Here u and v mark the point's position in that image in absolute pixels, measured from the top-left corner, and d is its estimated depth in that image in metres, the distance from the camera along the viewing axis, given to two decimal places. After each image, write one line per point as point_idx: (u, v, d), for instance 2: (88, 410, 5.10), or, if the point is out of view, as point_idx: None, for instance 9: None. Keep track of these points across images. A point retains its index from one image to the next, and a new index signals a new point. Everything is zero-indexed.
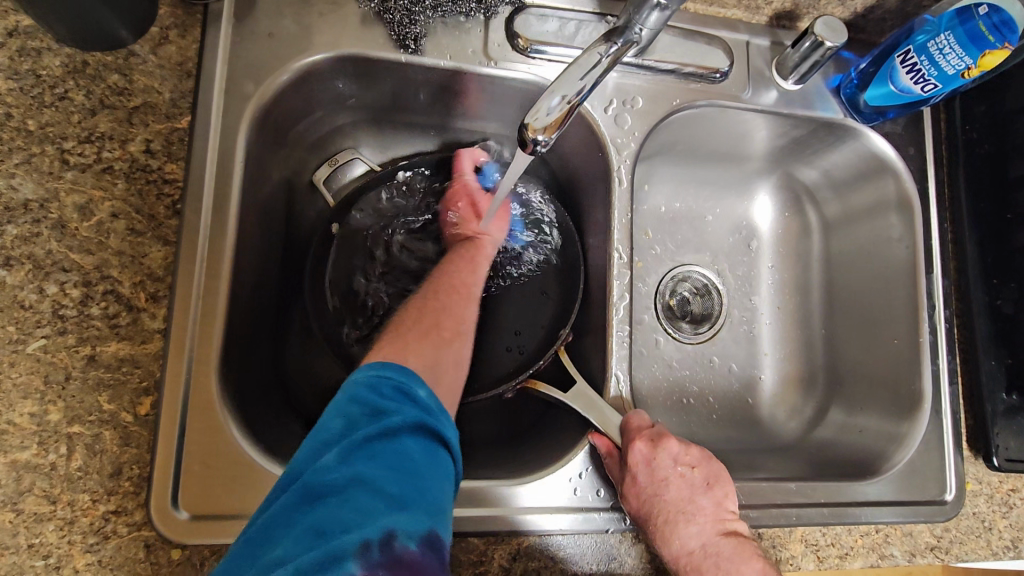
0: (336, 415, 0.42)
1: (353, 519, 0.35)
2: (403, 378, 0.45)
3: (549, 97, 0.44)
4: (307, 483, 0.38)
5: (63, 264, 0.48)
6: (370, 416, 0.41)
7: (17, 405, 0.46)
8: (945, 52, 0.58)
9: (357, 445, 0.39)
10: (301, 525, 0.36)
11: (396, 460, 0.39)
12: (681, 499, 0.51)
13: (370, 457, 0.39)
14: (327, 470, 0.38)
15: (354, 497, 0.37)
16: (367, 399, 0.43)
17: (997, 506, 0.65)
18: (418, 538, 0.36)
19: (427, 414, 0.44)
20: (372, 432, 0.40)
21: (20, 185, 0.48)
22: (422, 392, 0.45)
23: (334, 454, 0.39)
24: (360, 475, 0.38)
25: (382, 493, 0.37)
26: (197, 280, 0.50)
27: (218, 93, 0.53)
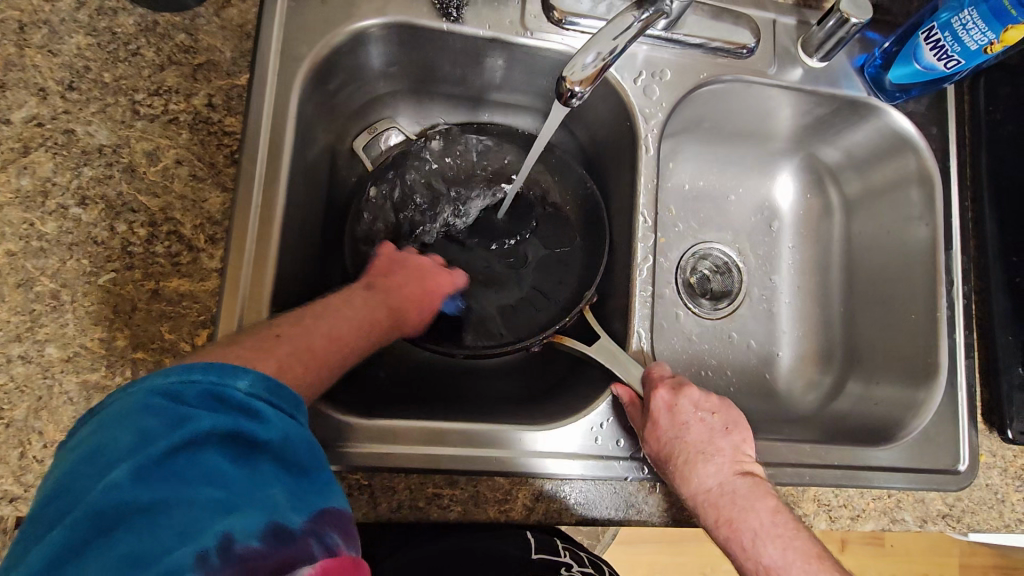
0: (123, 428, 0.33)
1: (168, 540, 0.29)
2: (211, 379, 0.37)
3: (584, 54, 0.47)
4: (88, 517, 0.29)
5: (131, 205, 0.52)
6: (160, 427, 0.33)
7: (89, 331, 0.50)
8: (968, 28, 0.60)
9: (153, 460, 0.31)
10: (86, 572, 0.28)
11: (205, 471, 0.32)
12: (701, 441, 0.53)
13: (172, 472, 0.31)
14: (114, 496, 0.30)
15: (155, 520, 0.29)
16: (160, 407, 0.34)
17: (1010, 480, 0.66)
18: (261, 533, 0.31)
19: (242, 410, 0.36)
20: (169, 445, 0.32)
21: (96, 132, 0.52)
22: (242, 382, 0.38)
23: (118, 474, 0.30)
24: (162, 495, 0.30)
25: (201, 504, 0.30)
26: (251, 225, 0.54)
27: (274, 54, 0.57)
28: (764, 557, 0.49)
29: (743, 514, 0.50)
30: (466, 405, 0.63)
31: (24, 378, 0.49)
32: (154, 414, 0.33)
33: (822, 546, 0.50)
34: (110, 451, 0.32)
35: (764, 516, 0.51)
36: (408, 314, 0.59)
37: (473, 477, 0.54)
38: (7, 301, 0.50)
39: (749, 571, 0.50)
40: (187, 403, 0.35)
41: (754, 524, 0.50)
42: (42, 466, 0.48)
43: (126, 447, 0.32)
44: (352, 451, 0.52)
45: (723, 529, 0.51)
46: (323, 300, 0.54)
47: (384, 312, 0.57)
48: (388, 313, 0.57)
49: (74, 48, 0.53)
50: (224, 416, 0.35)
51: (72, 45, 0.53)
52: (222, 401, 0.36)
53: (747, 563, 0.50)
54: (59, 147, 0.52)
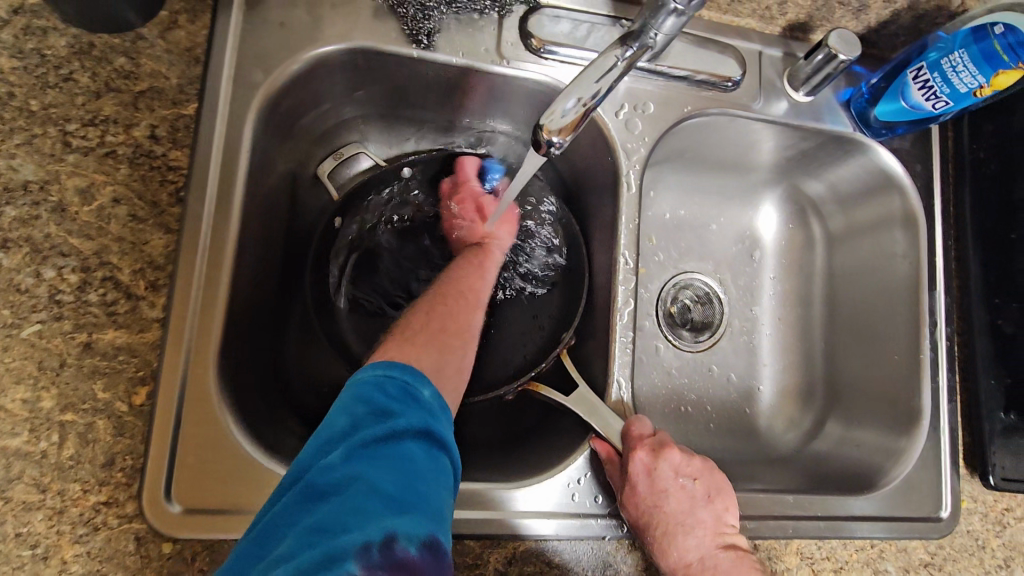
0: (341, 413, 0.42)
1: (350, 518, 0.34)
2: (407, 379, 0.44)
3: (565, 99, 0.44)
4: (310, 480, 0.37)
5: (62, 248, 0.47)
6: (372, 417, 0.41)
7: (8, 390, 0.45)
8: (958, 70, 0.58)
9: (362, 444, 0.39)
10: (305, 524, 0.35)
11: (396, 463, 0.39)
12: (681, 511, 0.51)
13: (370, 457, 0.38)
14: (330, 468, 0.38)
15: (354, 492, 0.36)
16: (374, 400, 0.42)
17: (990, 525, 0.65)
18: (419, 541, 0.34)
19: (431, 417, 0.43)
20: (376, 433, 0.40)
21: (21, 167, 0.47)
22: (428, 392, 0.45)
23: (338, 452, 0.39)
24: (362, 474, 0.37)
25: (384, 493, 0.36)
26: (198, 271, 0.49)
27: (227, 81, 0.52)
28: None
29: None
30: None
31: None
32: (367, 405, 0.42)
33: None
34: (335, 430, 0.41)
35: None
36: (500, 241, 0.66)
37: None
38: None
39: None
40: (391, 398, 0.43)
41: None
42: None
43: (346, 429, 0.40)
44: None
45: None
46: (450, 283, 0.61)
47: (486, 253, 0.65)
48: (495, 247, 0.66)
49: None
50: (416, 417, 0.42)
51: None
52: (417, 403, 0.43)
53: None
54: None
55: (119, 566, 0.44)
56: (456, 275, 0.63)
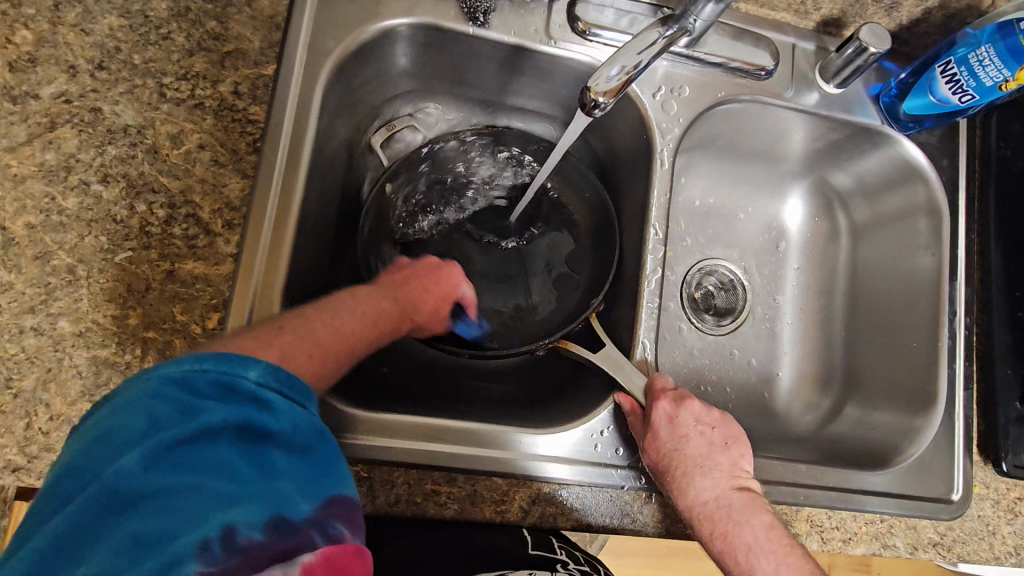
0: (135, 413, 0.35)
1: (174, 525, 0.31)
2: (222, 368, 0.39)
3: (609, 67, 0.48)
4: (105, 494, 0.32)
5: (152, 186, 0.53)
6: (175, 417, 0.35)
7: (102, 307, 0.51)
8: (984, 64, 0.61)
9: (167, 447, 0.34)
10: (105, 541, 0.30)
11: (213, 464, 0.34)
12: (700, 455, 0.54)
13: (180, 460, 0.33)
14: (129, 475, 0.32)
15: (165, 499, 0.32)
16: (174, 395, 0.36)
17: (1001, 512, 0.66)
18: (264, 525, 0.32)
19: (253, 401, 0.38)
20: (185, 433, 0.34)
21: (122, 112, 0.53)
22: (252, 375, 0.39)
23: (134, 457, 0.33)
24: (171, 479, 0.33)
25: (206, 494, 0.32)
26: (268, 215, 0.55)
27: (302, 47, 0.58)
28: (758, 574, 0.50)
29: (738, 527, 0.51)
30: (467, 407, 0.63)
31: (34, 350, 0.49)
32: (169, 404, 0.36)
33: (815, 565, 0.50)
34: (128, 433, 0.34)
35: (758, 531, 0.51)
36: (415, 314, 0.58)
37: (471, 476, 0.55)
38: (23, 273, 0.50)
39: None
40: (203, 396, 0.37)
41: (748, 539, 0.51)
42: (46, 437, 0.48)
43: (141, 431, 0.35)
44: (353, 444, 0.53)
45: (718, 543, 0.51)
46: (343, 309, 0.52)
47: (399, 302, 0.57)
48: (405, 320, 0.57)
49: (107, 29, 0.54)
50: (236, 407, 0.37)
51: (105, 26, 0.54)
52: (233, 391, 0.38)
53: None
54: (85, 125, 0.52)
55: None
56: (353, 294, 0.55)
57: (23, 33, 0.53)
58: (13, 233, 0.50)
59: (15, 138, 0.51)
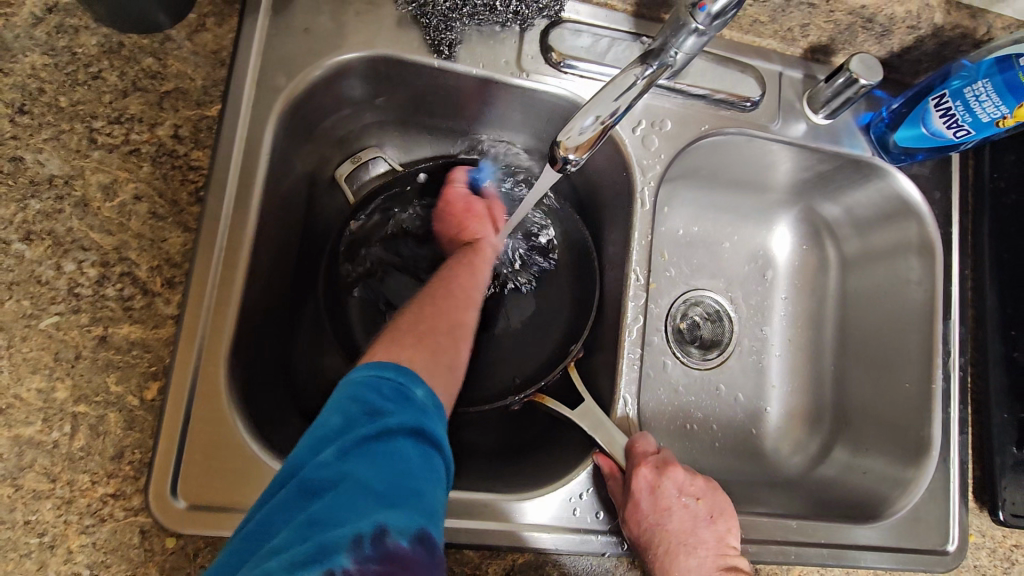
0: (332, 411, 0.41)
1: (344, 519, 0.34)
2: (397, 380, 0.43)
3: (583, 117, 0.44)
4: (301, 478, 0.37)
5: (83, 242, 0.48)
6: (363, 416, 0.40)
7: (25, 380, 0.46)
8: (981, 99, 0.57)
9: (352, 444, 0.38)
10: (296, 520, 0.35)
11: (386, 464, 0.37)
12: (684, 530, 0.51)
13: (360, 456, 0.37)
14: (321, 465, 0.37)
15: (343, 491, 0.35)
16: (367, 397, 0.41)
17: (999, 561, 0.63)
18: (411, 536, 0.34)
19: (425, 415, 0.42)
20: (369, 431, 0.39)
21: (47, 161, 0.48)
22: (420, 391, 0.43)
23: (329, 450, 0.38)
24: (352, 472, 0.36)
25: (374, 491, 0.36)
26: (213, 271, 0.50)
27: (250, 85, 0.53)
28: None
29: None
30: None
31: None
32: (359, 407, 0.40)
33: None
34: (329, 427, 0.40)
35: None
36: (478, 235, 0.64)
37: (440, 549, 0.51)
38: None
39: None
40: (385, 398, 0.42)
41: None
42: None
43: (340, 426, 0.39)
44: None
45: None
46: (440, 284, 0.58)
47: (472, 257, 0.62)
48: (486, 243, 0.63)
49: (28, 68, 0.49)
50: (410, 417, 0.41)
51: (26, 64, 0.49)
52: (411, 401, 0.42)
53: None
54: (4, 176, 0.47)
55: (122, 559, 0.45)
56: (446, 276, 0.59)
57: None
58: None
59: None
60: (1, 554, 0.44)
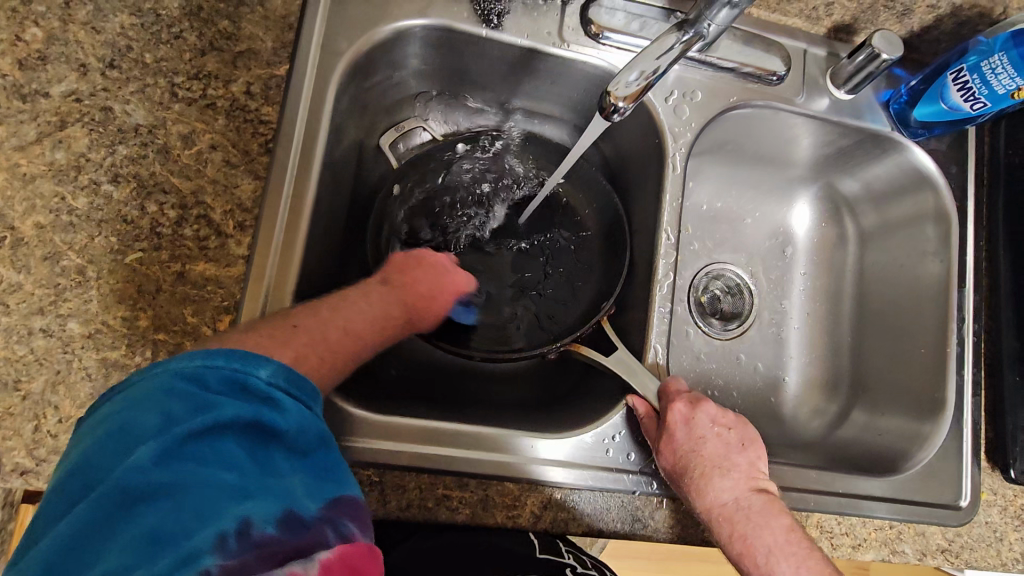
0: (147, 409, 0.36)
1: (190, 521, 0.31)
2: (235, 367, 0.40)
3: (629, 72, 0.48)
4: (118, 490, 0.32)
5: (163, 186, 0.52)
6: (191, 410, 0.36)
7: (112, 309, 0.50)
8: (997, 72, 0.61)
9: (179, 441, 0.34)
10: (123, 534, 0.31)
11: (226, 457, 0.35)
12: (717, 456, 0.55)
13: (192, 454, 0.34)
14: (142, 469, 0.33)
15: (179, 494, 0.32)
16: (189, 391, 0.37)
17: (1009, 518, 0.66)
18: (276, 521, 0.33)
19: (259, 401, 0.39)
20: (198, 426, 0.35)
21: (133, 112, 0.53)
22: (262, 375, 0.40)
23: (149, 450, 0.34)
24: (186, 472, 0.33)
25: (222, 489, 0.33)
26: (279, 217, 0.54)
27: (315, 47, 0.57)
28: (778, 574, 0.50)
29: (758, 529, 0.51)
30: (474, 410, 0.63)
31: (43, 351, 0.49)
32: (183, 400, 0.36)
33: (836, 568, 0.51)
34: (143, 429, 0.35)
35: (778, 533, 0.51)
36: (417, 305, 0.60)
37: (483, 481, 0.54)
38: (32, 273, 0.49)
39: None
40: (213, 391, 0.38)
41: (768, 541, 0.51)
42: (55, 440, 0.48)
43: (153, 429, 0.35)
44: (362, 446, 0.52)
45: (737, 543, 0.51)
46: (344, 312, 0.52)
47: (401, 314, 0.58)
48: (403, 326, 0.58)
49: (118, 27, 0.54)
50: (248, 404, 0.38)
51: (116, 24, 0.54)
52: (245, 393, 0.39)
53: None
54: (95, 124, 0.52)
55: None
56: (345, 305, 0.53)
57: (33, 31, 0.52)
58: (22, 233, 0.50)
59: (25, 137, 0.51)
60: None
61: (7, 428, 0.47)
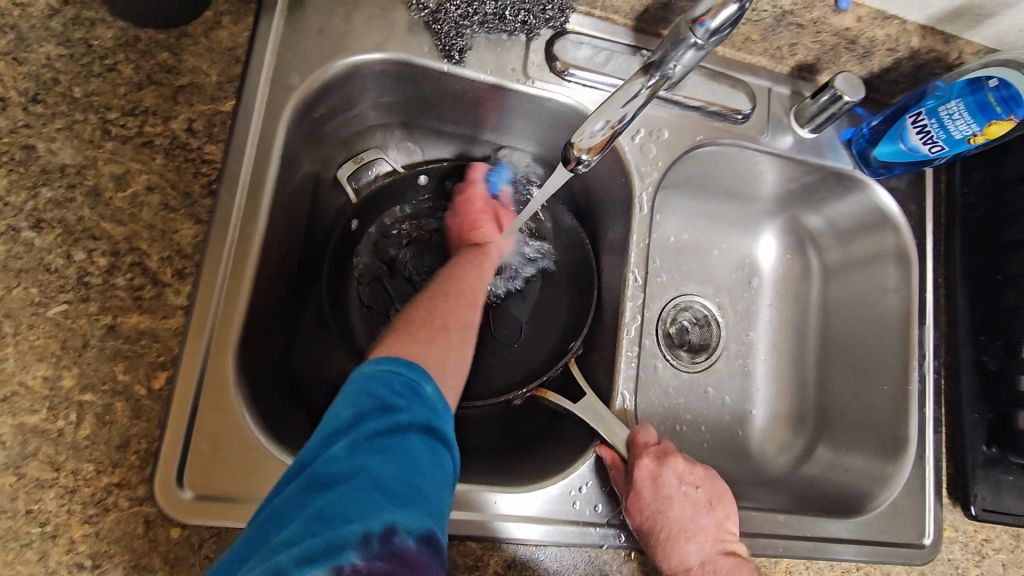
0: (343, 405, 0.42)
1: (354, 514, 0.35)
2: (415, 375, 0.45)
3: (594, 121, 0.46)
4: (314, 470, 0.38)
5: (93, 231, 0.48)
6: (378, 408, 0.41)
7: (32, 368, 0.46)
8: (954, 117, 0.62)
9: (364, 437, 0.39)
10: (308, 511, 0.36)
11: (400, 457, 0.39)
12: (684, 517, 0.54)
13: (374, 449, 0.39)
14: (334, 460, 0.38)
15: (357, 483, 0.36)
16: (380, 392, 0.42)
17: (971, 555, 0.67)
18: (418, 536, 0.35)
19: (436, 412, 0.44)
20: (381, 426, 0.40)
21: (59, 150, 0.48)
22: (430, 388, 0.45)
23: (343, 444, 0.39)
24: (364, 464, 0.38)
25: (384, 488, 0.37)
26: (224, 263, 0.51)
27: (265, 82, 0.54)
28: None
29: None
30: None
31: None
32: (372, 399, 0.42)
33: None
34: (338, 421, 0.41)
35: None
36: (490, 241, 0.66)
37: (443, 541, 0.52)
38: None
39: None
40: (396, 392, 0.43)
41: None
42: None
43: (349, 420, 0.41)
44: None
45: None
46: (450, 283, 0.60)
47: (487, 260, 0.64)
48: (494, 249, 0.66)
49: (43, 58, 0.49)
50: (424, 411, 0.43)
51: (42, 55, 0.49)
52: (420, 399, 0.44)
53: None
54: (16, 163, 0.47)
55: (126, 550, 0.45)
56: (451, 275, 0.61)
57: None
58: None
59: None
60: (3, 542, 0.43)
61: None
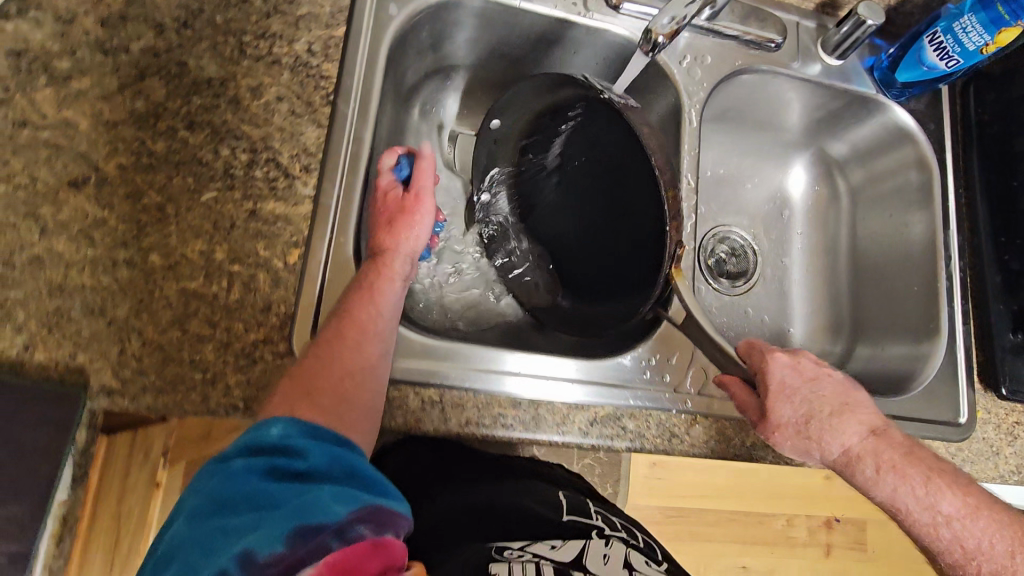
0: (191, 491, 0.44)
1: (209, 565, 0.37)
2: (249, 436, 0.45)
3: (662, 17, 0.55)
4: (169, 552, 0.40)
5: (235, 132, 0.57)
6: (216, 477, 0.43)
7: (190, 243, 0.54)
8: (967, 31, 0.69)
9: (206, 505, 0.42)
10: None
11: (246, 501, 0.41)
12: (838, 395, 0.58)
13: (214, 511, 0.41)
14: (184, 532, 0.41)
15: (203, 545, 0.39)
16: (218, 466, 0.44)
17: (1003, 434, 0.73)
18: (281, 541, 0.37)
19: (282, 451, 0.44)
20: (217, 491, 0.42)
21: (206, 66, 0.57)
22: (275, 429, 0.45)
23: (184, 522, 0.42)
24: (206, 529, 0.40)
25: (237, 528, 0.39)
26: (343, 163, 0.59)
27: (369, 14, 0.64)
28: (941, 506, 0.53)
29: (901, 464, 0.55)
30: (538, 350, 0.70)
31: (126, 281, 0.52)
32: (213, 474, 0.44)
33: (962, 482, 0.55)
34: (185, 508, 0.43)
35: (929, 463, 0.55)
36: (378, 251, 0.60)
37: (534, 401, 0.59)
38: (115, 209, 0.53)
39: (923, 522, 0.54)
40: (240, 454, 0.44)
41: (917, 474, 0.54)
42: (139, 362, 0.51)
43: (196, 497, 0.43)
44: (420, 368, 0.58)
45: (891, 476, 0.55)
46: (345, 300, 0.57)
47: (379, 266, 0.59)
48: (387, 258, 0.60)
49: None
50: (262, 456, 0.44)
51: None
52: (260, 448, 0.44)
53: (923, 517, 0.54)
54: (173, 76, 0.56)
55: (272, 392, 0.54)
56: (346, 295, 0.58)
57: None
58: (105, 173, 0.53)
59: (107, 87, 0.55)
60: (174, 385, 0.52)
61: (95, 351, 0.50)
